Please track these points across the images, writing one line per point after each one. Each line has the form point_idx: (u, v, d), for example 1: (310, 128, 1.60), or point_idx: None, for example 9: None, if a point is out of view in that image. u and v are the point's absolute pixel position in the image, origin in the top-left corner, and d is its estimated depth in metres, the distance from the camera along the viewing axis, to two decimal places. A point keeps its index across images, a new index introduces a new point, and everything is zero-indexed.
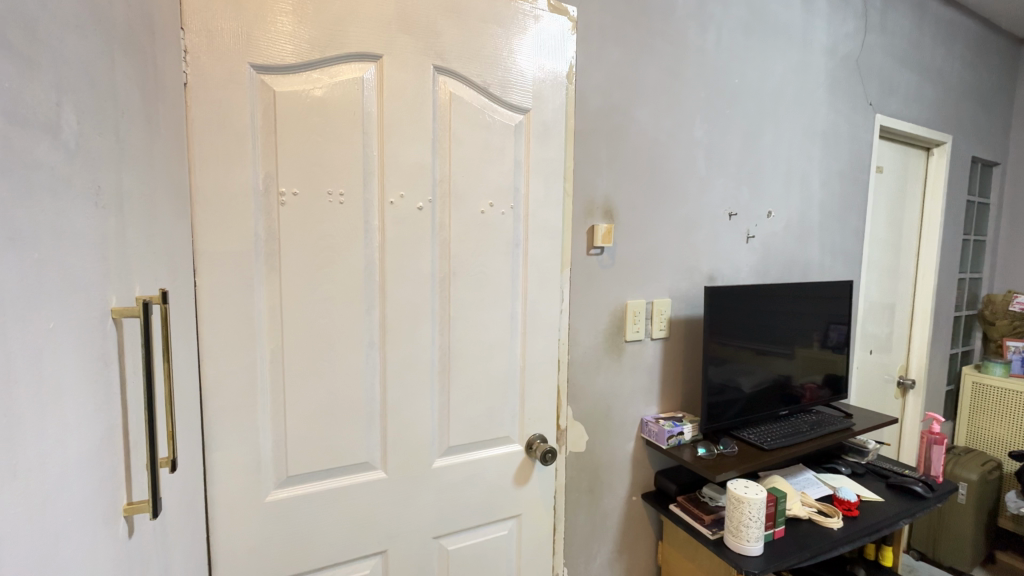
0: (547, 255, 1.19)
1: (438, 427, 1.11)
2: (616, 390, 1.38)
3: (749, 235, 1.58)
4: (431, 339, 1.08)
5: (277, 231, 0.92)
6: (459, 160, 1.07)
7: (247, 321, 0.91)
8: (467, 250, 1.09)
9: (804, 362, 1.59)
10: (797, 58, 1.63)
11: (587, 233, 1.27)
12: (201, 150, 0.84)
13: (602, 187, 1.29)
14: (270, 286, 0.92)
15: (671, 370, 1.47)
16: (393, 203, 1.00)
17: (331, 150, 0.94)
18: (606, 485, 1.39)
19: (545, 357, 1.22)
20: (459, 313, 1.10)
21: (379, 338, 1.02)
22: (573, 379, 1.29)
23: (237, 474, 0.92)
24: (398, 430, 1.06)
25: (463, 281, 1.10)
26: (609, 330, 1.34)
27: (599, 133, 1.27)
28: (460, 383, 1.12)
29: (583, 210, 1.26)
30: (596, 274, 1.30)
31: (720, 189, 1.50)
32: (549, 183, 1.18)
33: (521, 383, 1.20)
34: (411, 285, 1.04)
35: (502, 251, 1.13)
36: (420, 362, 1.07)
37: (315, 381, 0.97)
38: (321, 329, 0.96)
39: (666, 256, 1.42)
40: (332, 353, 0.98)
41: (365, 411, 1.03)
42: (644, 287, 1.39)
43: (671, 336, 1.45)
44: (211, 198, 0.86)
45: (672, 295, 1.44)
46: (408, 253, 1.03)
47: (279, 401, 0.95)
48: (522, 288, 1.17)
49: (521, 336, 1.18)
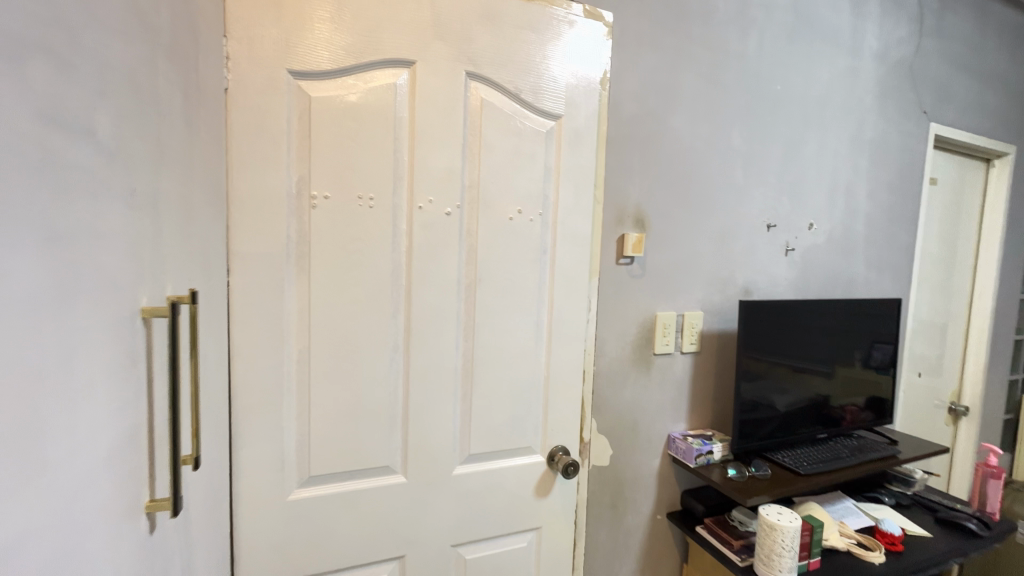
0: (575, 264, 1.17)
1: (460, 434, 1.10)
2: (642, 404, 1.33)
3: (788, 247, 1.51)
4: (456, 344, 1.07)
5: (308, 233, 0.93)
6: (489, 165, 1.06)
7: (276, 321, 0.92)
8: (494, 257, 1.09)
9: (846, 382, 1.50)
10: (844, 63, 1.56)
11: (616, 242, 1.24)
12: (238, 154, 0.87)
13: (635, 194, 1.25)
14: (300, 289, 0.94)
15: (700, 386, 1.41)
16: (422, 208, 1.01)
17: (361, 154, 0.95)
18: (630, 501, 1.35)
19: (570, 367, 1.20)
20: (484, 319, 1.09)
21: (403, 342, 1.03)
22: (598, 391, 1.26)
23: (261, 472, 0.94)
24: (420, 435, 1.06)
25: (488, 288, 1.09)
26: (637, 342, 1.30)
27: (632, 140, 1.24)
28: (481, 391, 1.11)
29: (613, 217, 1.23)
30: (626, 284, 1.27)
31: (759, 198, 1.44)
32: (579, 190, 1.16)
33: (544, 393, 1.18)
34: (435, 290, 1.04)
35: (529, 258, 1.12)
36: (442, 368, 1.06)
37: (340, 384, 0.98)
38: (347, 332, 0.97)
39: (699, 268, 1.36)
40: (357, 355, 0.99)
41: (387, 414, 1.03)
42: (674, 298, 1.34)
43: (702, 350, 1.40)
44: (246, 200, 0.88)
45: (704, 308, 1.39)
46: (434, 258, 1.03)
47: (304, 400, 0.96)
48: (548, 297, 1.15)
49: (545, 344, 1.16)
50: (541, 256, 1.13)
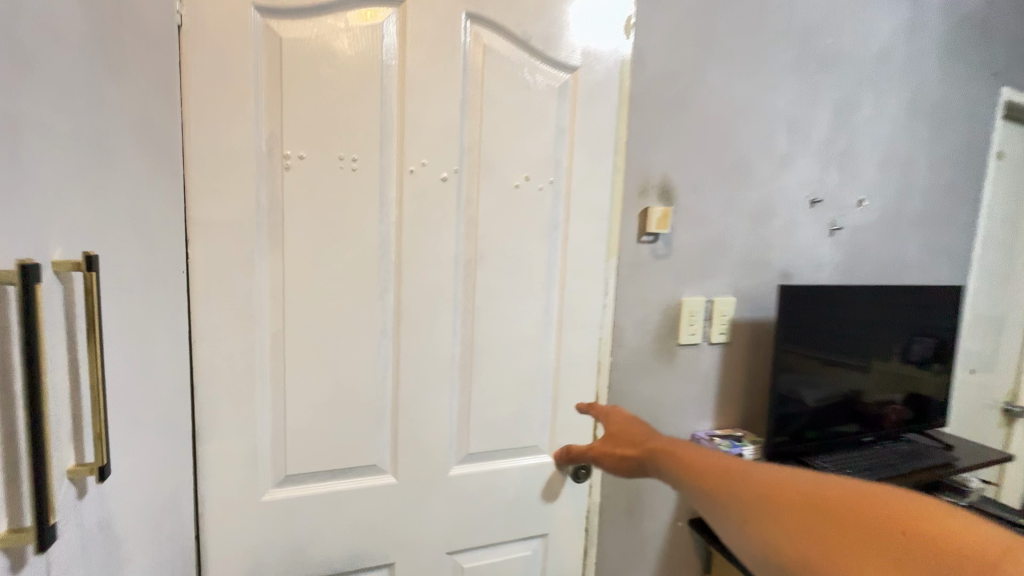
0: (591, 241, 1.02)
1: (457, 430, 0.98)
2: (664, 400, 1.19)
3: (833, 226, 1.33)
4: (454, 329, 0.95)
5: (281, 200, 0.81)
6: (492, 124, 0.92)
7: (245, 300, 0.81)
8: (498, 231, 0.95)
9: (882, 379, 1.32)
10: (906, 15, 1.36)
11: (639, 216, 1.08)
12: (197, 104, 0.75)
13: (661, 162, 1.09)
14: (273, 264, 0.82)
15: (729, 381, 1.26)
16: (414, 172, 0.87)
17: (342, 108, 0.82)
18: (648, 506, 1.21)
19: (583, 358, 1.06)
20: (486, 302, 0.96)
21: (393, 326, 0.90)
22: (615, 385, 1.12)
23: (230, 470, 0.83)
24: (411, 431, 0.94)
25: (491, 267, 0.95)
26: (660, 330, 1.15)
27: (660, 99, 1.08)
28: (481, 383, 0.98)
29: (635, 188, 1.07)
30: (648, 265, 1.11)
31: (802, 170, 1.26)
32: (596, 156, 1.00)
33: (553, 386, 1.05)
34: (429, 268, 0.91)
35: (538, 233, 0.98)
36: (437, 356, 0.94)
37: (319, 372, 0.86)
38: (327, 313, 0.85)
39: (733, 248, 1.20)
40: (338, 340, 0.87)
41: (374, 407, 0.91)
42: (703, 282, 1.18)
43: (734, 341, 1.24)
44: (207, 159, 0.76)
45: (737, 294, 1.23)
46: (428, 231, 0.90)
47: (279, 390, 0.85)
48: (559, 278, 1.01)
49: (555, 331, 1.03)
50: (551, 231, 0.99)
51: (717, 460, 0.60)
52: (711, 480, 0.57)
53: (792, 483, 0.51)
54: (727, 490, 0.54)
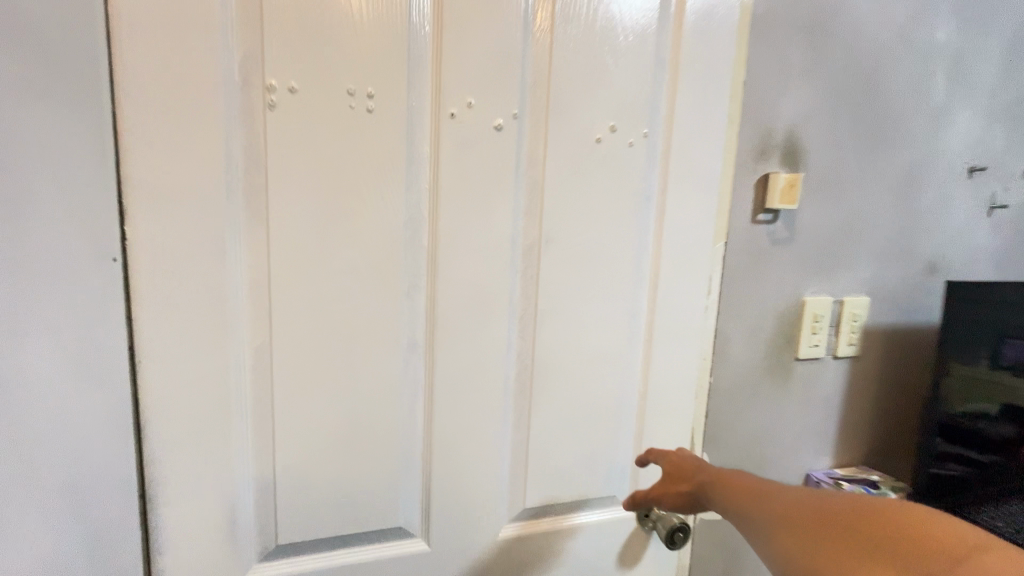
0: (694, 220, 0.74)
1: (510, 478, 0.72)
2: (775, 432, 0.91)
3: (995, 203, 1.01)
4: (508, 341, 0.68)
5: (263, 154, 0.55)
6: (566, 49, 0.64)
7: (213, 301, 0.55)
8: (571, 205, 0.67)
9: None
10: None
11: (757, 186, 0.80)
12: (131, 5, 0.49)
13: (785, 113, 0.80)
14: (253, 248, 0.56)
15: (856, 405, 0.97)
16: (456, 117, 0.61)
17: (351, 18, 0.55)
18: (749, 566, 0.94)
19: (678, 379, 0.78)
20: (553, 303, 0.69)
21: (424, 338, 0.64)
22: (714, 413, 0.85)
23: (196, 542, 0.58)
24: (449, 482, 0.68)
25: (560, 255, 0.68)
26: (774, 341, 0.87)
27: (788, 24, 0.78)
28: (544, 415, 0.72)
29: (752, 149, 0.79)
30: (764, 254, 0.83)
31: (963, 127, 0.95)
32: (705, 100, 0.72)
33: (638, 417, 0.77)
34: (475, 256, 0.64)
35: (625, 207, 0.70)
36: (485, 380, 0.67)
37: (323, 402, 0.61)
38: (332, 320, 0.60)
39: (871, 231, 0.90)
40: (349, 357, 0.61)
41: (399, 449, 0.66)
42: (832, 277, 0.89)
43: (865, 353, 0.95)
44: (149, 91, 0.50)
45: (873, 292, 0.93)
46: (475, 203, 0.63)
47: (266, 428, 0.60)
48: (651, 270, 0.73)
49: (643, 343, 0.75)
50: (643, 205, 0.71)
51: (751, 480, 0.53)
52: (743, 498, 0.51)
53: (802, 490, 0.46)
54: (758, 509, 0.47)
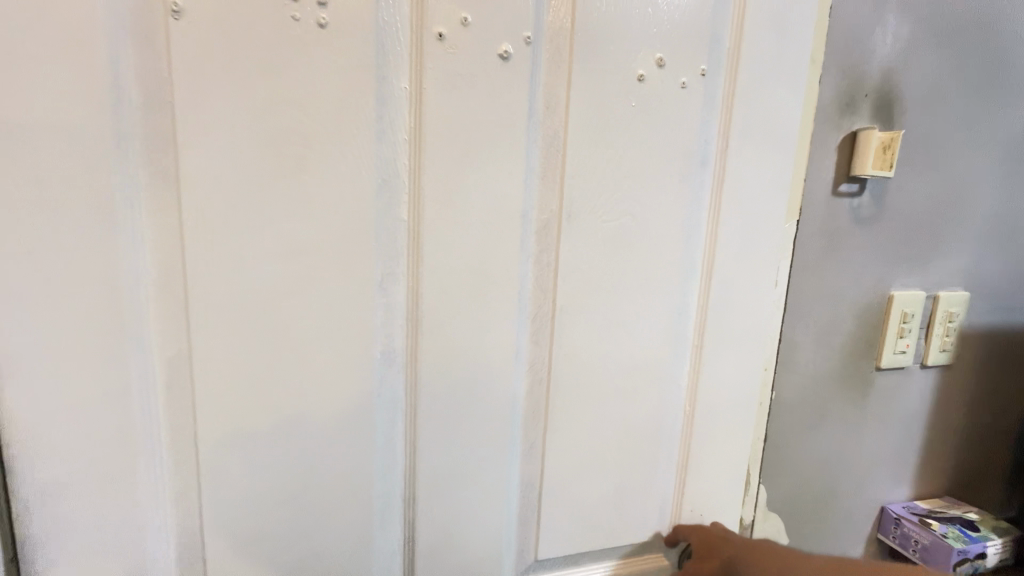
0: (762, 191, 0.56)
1: (519, 521, 0.56)
2: (846, 457, 0.73)
3: None
4: (516, 349, 0.52)
5: (166, 84, 0.39)
6: None
7: (102, 292, 0.40)
8: (601, 166, 0.50)
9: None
10: None
11: (841, 148, 0.63)
12: None
13: (875, 53, 0.62)
14: (159, 219, 0.40)
15: (945, 424, 0.79)
16: (444, 39, 0.43)
17: None
18: None
19: (734, 395, 0.61)
20: (575, 297, 0.53)
21: (404, 344, 0.48)
22: (773, 435, 0.68)
23: None
24: (438, 530, 0.52)
25: (584, 234, 0.51)
26: (850, 346, 0.69)
27: None
28: (561, 442, 0.55)
29: (835, 100, 0.61)
30: (843, 236, 0.65)
31: None
32: (781, 26, 0.54)
33: (682, 443, 0.61)
34: (472, 234, 0.47)
35: (672, 171, 0.53)
36: (486, 398, 0.51)
37: (266, 430, 0.45)
38: (275, 320, 0.44)
39: (975, 208, 0.72)
40: (300, 371, 0.45)
41: (370, 491, 0.50)
42: (924, 267, 0.71)
43: (959, 361, 0.77)
44: None
45: (974, 285, 0.74)
46: (471, 162, 0.46)
47: (188, 465, 0.44)
48: (702, 255, 0.56)
49: (690, 350, 0.58)
50: (694, 169, 0.54)
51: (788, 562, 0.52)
52: None
53: None
54: None
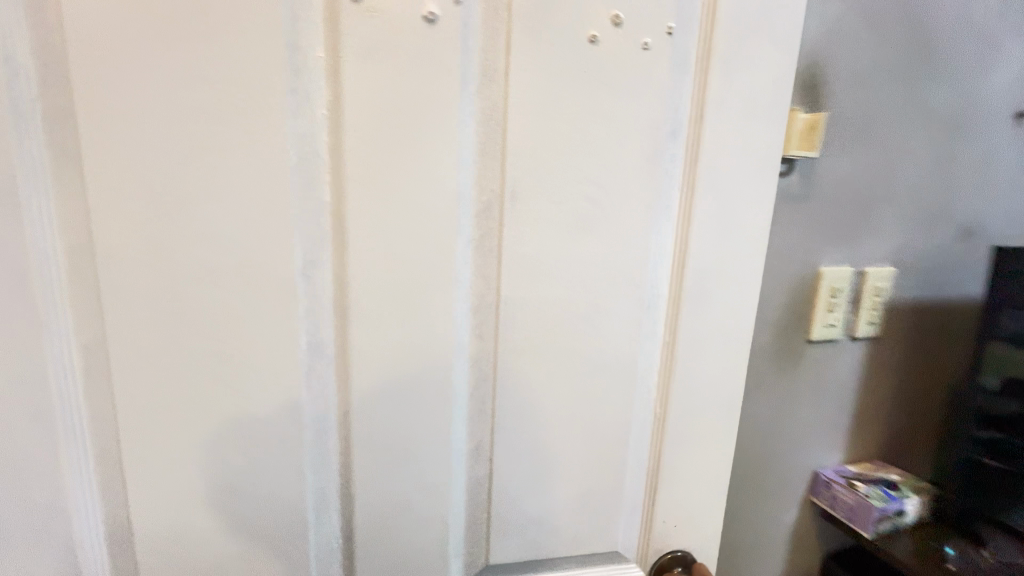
0: (729, 170, 0.55)
1: (473, 506, 0.56)
2: (779, 426, 0.77)
3: None
4: (459, 329, 0.51)
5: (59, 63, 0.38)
6: None
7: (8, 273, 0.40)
8: (548, 140, 0.50)
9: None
10: None
11: None
12: None
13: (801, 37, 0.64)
14: (65, 199, 0.40)
15: (874, 393, 0.83)
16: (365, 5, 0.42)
17: None
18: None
19: (698, 387, 0.60)
20: (522, 289, 0.52)
21: (336, 327, 0.48)
22: None
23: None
24: (383, 517, 0.52)
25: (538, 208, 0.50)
26: (780, 321, 0.72)
27: None
28: (517, 421, 0.55)
29: None
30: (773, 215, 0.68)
31: (1016, 61, 0.78)
32: None
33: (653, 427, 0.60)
34: (405, 213, 0.47)
35: (622, 156, 0.52)
36: (430, 379, 0.51)
37: (190, 415, 0.45)
38: (192, 300, 0.44)
39: (900, 188, 0.75)
40: (220, 352, 0.45)
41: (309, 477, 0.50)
42: (853, 244, 0.74)
43: (887, 335, 0.80)
44: None
45: (901, 261, 0.78)
46: (396, 137, 0.46)
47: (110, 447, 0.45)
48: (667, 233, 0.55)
49: (660, 349, 0.58)
50: (646, 154, 0.53)
51: None
52: None
53: None
54: None
